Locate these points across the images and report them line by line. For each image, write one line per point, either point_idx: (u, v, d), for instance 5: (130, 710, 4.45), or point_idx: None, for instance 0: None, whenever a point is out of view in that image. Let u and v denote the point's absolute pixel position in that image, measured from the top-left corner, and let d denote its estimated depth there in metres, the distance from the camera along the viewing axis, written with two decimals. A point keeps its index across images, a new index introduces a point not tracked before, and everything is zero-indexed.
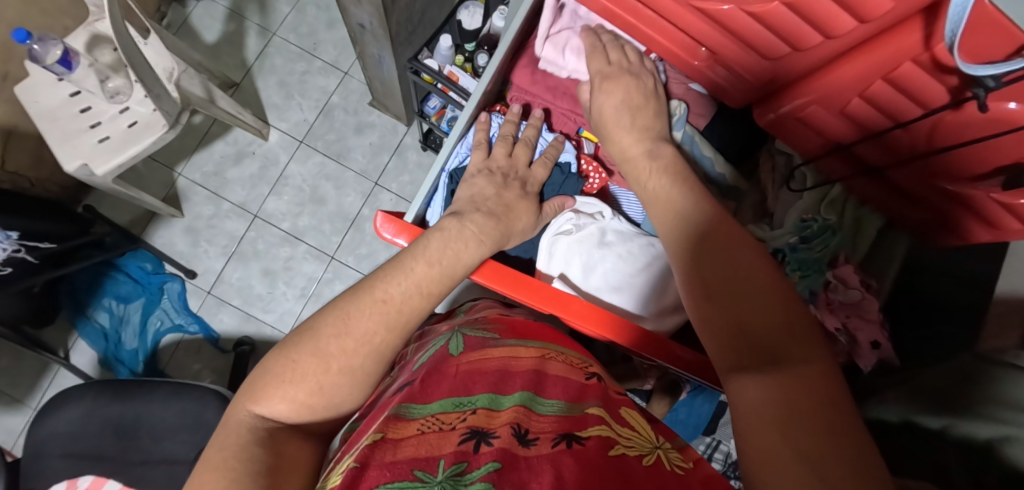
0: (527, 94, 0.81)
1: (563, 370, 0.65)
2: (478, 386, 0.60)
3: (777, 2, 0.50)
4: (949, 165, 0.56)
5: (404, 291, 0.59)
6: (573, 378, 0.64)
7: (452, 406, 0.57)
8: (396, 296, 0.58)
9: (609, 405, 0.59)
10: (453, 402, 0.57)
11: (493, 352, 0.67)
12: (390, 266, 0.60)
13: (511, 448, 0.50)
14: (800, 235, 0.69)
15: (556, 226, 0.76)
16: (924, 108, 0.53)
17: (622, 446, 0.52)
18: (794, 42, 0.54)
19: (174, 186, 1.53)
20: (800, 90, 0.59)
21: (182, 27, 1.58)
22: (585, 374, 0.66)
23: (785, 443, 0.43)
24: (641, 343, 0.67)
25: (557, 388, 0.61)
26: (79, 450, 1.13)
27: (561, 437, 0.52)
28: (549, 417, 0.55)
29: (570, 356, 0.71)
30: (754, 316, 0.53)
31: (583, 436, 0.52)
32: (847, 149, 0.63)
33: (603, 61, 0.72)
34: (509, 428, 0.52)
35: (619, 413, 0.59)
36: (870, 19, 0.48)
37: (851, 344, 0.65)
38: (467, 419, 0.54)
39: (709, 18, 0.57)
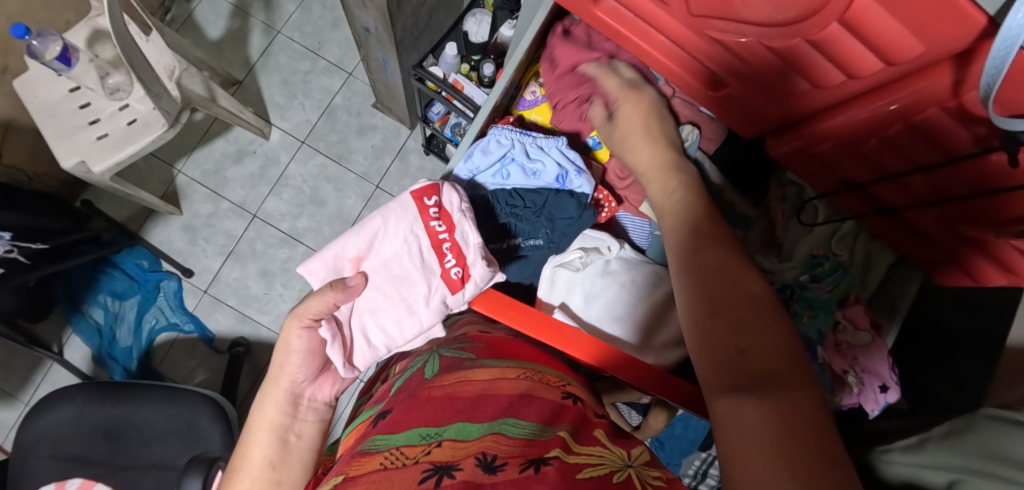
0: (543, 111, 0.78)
1: (539, 390, 0.63)
2: (447, 414, 0.59)
3: (800, 39, 0.49)
4: (970, 210, 0.54)
5: (266, 450, 0.69)
6: (548, 398, 0.63)
7: (419, 438, 0.56)
8: (264, 456, 0.69)
9: (579, 428, 0.58)
10: (419, 434, 0.57)
11: (469, 375, 0.64)
12: (250, 436, 0.71)
13: (474, 479, 0.49)
14: (810, 272, 0.68)
15: (562, 255, 0.75)
16: (948, 155, 0.51)
17: (588, 468, 0.51)
18: (815, 79, 0.53)
19: (174, 184, 1.52)
20: (815, 127, 0.58)
21: (186, 22, 1.56)
22: (560, 393, 0.65)
23: (784, 467, 0.42)
24: (620, 368, 0.65)
25: (532, 410, 0.60)
26: (70, 451, 1.12)
27: (528, 462, 0.51)
28: (514, 441, 0.55)
29: (548, 374, 0.68)
30: (744, 331, 0.53)
31: (549, 458, 0.51)
32: (863, 187, 0.61)
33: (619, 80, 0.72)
34: (473, 458, 0.52)
35: (589, 434, 0.58)
36: (898, 62, 0.47)
37: (859, 389, 0.64)
38: (430, 453, 0.53)
39: (728, 50, 0.56)
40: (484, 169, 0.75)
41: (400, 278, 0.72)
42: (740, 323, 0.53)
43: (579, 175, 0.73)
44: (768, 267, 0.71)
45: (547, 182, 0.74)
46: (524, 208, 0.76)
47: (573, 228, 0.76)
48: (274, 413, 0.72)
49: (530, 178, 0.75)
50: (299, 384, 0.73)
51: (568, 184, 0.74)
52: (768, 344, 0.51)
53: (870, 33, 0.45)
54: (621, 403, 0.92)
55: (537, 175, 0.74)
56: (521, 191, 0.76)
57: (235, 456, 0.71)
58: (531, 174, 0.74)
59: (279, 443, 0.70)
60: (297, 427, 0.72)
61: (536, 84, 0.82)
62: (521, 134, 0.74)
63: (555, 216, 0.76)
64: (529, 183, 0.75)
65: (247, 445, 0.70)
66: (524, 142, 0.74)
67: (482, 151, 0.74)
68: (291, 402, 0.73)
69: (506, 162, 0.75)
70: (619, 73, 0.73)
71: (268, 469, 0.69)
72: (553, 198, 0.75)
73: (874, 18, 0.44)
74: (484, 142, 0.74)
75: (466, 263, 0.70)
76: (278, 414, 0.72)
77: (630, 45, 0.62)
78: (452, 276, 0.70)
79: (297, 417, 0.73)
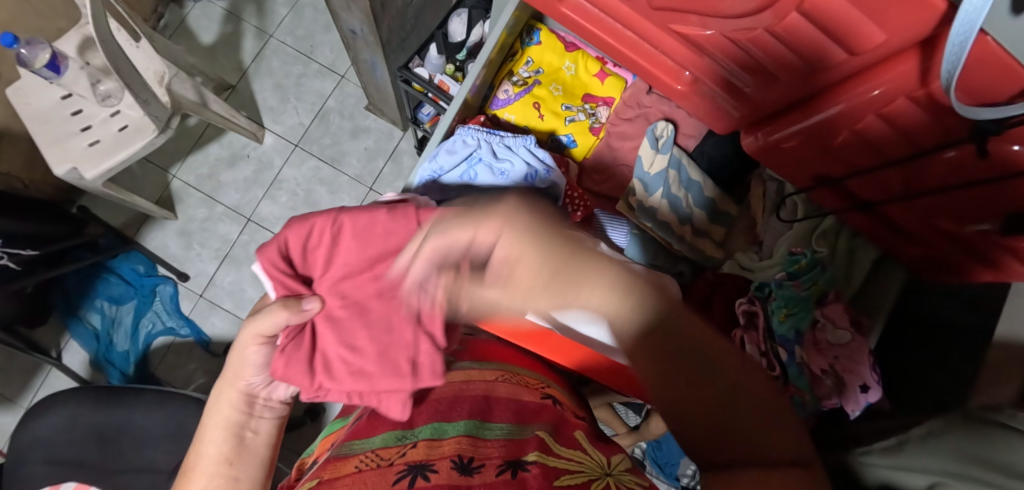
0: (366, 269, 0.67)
1: (518, 391, 0.65)
2: (425, 417, 0.61)
3: (761, 30, 0.48)
4: (947, 204, 0.52)
5: (220, 447, 0.65)
6: (529, 398, 0.65)
7: (395, 441, 0.58)
8: (219, 452, 0.65)
9: (559, 427, 0.60)
10: (396, 437, 0.59)
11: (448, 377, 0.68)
12: (203, 434, 0.66)
13: (449, 483, 0.50)
14: (788, 270, 0.68)
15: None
16: (924, 144, 0.49)
17: (567, 475, 0.51)
18: (781, 73, 0.52)
19: (169, 188, 1.52)
20: (786, 120, 0.56)
21: (179, 28, 1.57)
22: (541, 394, 0.66)
23: None
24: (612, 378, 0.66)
25: (507, 411, 0.62)
26: (64, 455, 1.12)
27: (507, 466, 0.52)
28: (493, 442, 0.56)
29: (526, 376, 0.70)
30: (738, 402, 0.41)
31: (528, 462, 0.52)
32: (838, 183, 0.59)
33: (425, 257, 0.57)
34: (449, 461, 0.53)
35: (567, 435, 0.59)
36: (861, 52, 0.45)
37: (838, 388, 0.62)
38: (404, 455, 0.55)
39: (691, 44, 0.55)
40: (452, 165, 0.73)
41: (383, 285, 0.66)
42: (723, 398, 0.41)
43: (548, 174, 0.73)
44: (748, 265, 0.73)
45: (516, 181, 0.74)
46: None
47: None
48: (230, 407, 0.67)
49: (498, 178, 0.74)
50: (256, 385, 0.69)
51: (537, 184, 0.74)
52: (749, 413, 0.41)
53: (830, 23, 0.44)
54: (617, 403, 0.90)
55: (505, 174, 0.74)
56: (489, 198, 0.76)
57: (187, 457, 0.66)
58: (499, 174, 0.74)
59: (236, 440, 0.66)
60: (254, 422, 0.68)
61: (508, 83, 0.83)
62: (488, 134, 0.76)
63: None
64: (496, 183, 0.74)
65: (198, 447, 0.65)
66: (491, 142, 0.75)
67: (449, 153, 0.73)
68: (245, 401, 0.68)
69: (474, 163, 0.74)
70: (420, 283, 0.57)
71: (223, 465, 0.64)
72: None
73: (833, 8, 0.42)
74: (451, 142, 0.74)
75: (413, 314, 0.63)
76: (234, 409, 0.67)
77: (597, 41, 0.61)
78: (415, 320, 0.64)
79: (254, 413, 0.69)
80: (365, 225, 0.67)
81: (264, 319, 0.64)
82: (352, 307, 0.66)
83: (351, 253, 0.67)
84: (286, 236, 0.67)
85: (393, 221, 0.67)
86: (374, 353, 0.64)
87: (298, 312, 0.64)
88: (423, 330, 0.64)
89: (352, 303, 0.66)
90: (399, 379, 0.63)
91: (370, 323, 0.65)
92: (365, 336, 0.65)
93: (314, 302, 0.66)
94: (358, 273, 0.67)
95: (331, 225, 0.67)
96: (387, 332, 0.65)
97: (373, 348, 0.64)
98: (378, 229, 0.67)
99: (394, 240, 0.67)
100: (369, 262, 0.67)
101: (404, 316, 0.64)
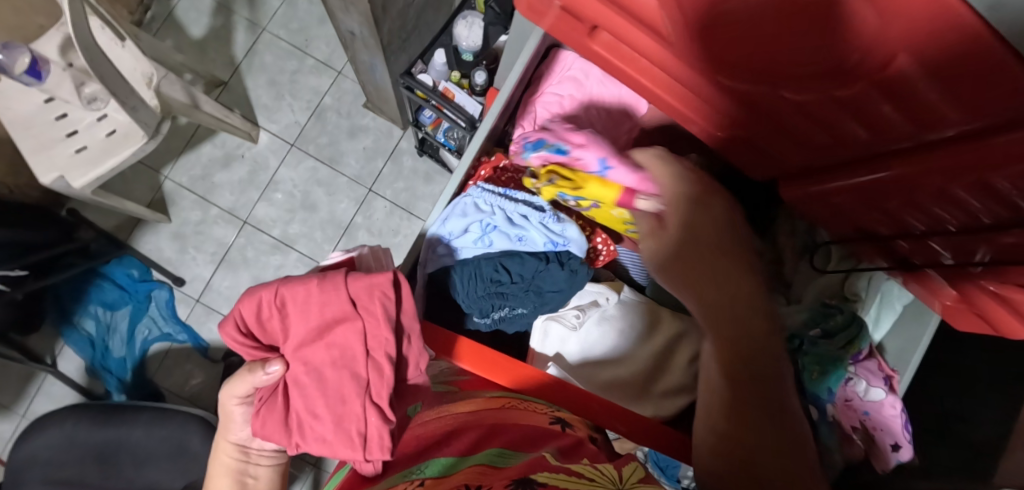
0: (314, 343, 0.59)
1: (525, 418, 0.60)
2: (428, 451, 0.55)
3: (823, 93, 0.43)
4: (1001, 275, 0.49)
5: None
6: (536, 424, 0.59)
7: (399, 479, 0.52)
8: None
9: (568, 451, 0.54)
10: (400, 475, 0.53)
11: (455, 408, 0.62)
12: (210, 479, 0.68)
13: None
14: (820, 325, 0.66)
15: (559, 311, 0.73)
16: (980, 221, 0.45)
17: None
18: (833, 131, 0.47)
19: (161, 190, 1.47)
20: (830, 179, 0.52)
21: (167, 21, 1.49)
22: (548, 419, 0.60)
23: None
24: (642, 434, 0.63)
25: (517, 438, 0.56)
26: (63, 475, 1.10)
27: (515, 483, 0.46)
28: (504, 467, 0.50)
29: (534, 401, 0.64)
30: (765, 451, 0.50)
31: (538, 481, 0.47)
32: (884, 240, 0.56)
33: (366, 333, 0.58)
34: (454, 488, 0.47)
35: (579, 456, 0.53)
36: (931, 125, 0.40)
37: (865, 444, 0.64)
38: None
39: (734, 97, 0.50)
40: (465, 235, 0.69)
41: (338, 332, 0.58)
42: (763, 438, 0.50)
43: (568, 245, 0.69)
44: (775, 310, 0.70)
45: (535, 251, 0.70)
46: (511, 283, 0.70)
47: (566, 290, 0.71)
48: (227, 459, 0.67)
49: (516, 243, 0.70)
50: (247, 436, 0.68)
51: (559, 249, 0.70)
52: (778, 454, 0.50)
53: (907, 96, 0.39)
54: None
55: (523, 242, 0.69)
56: (506, 264, 0.70)
57: None
58: (516, 240, 0.69)
59: (236, 486, 0.66)
60: (253, 468, 0.68)
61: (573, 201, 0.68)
62: (501, 198, 0.69)
63: (544, 288, 0.71)
64: (514, 250, 0.70)
65: None
66: (505, 209, 0.68)
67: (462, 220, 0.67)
68: (239, 452, 0.68)
69: (487, 229, 0.69)
70: (358, 364, 0.58)
71: None
72: (541, 270, 0.70)
73: (912, 80, 0.38)
74: (461, 204, 0.68)
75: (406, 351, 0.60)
76: (231, 459, 0.68)
77: (631, 80, 0.56)
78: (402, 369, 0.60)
79: (251, 459, 0.68)
80: (300, 298, 0.59)
81: (236, 382, 0.64)
82: (313, 374, 0.59)
83: (296, 325, 0.60)
84: (239, 310, 0.61)
85: (324, 292, 0.59)
86: (329, 421, 0.58)
87: (258, 377, 0.61)
88: (374, 399, 0.57)
89: (312, 369, 0.59)
90: (353, 449, 0.56)
91: (326, 393, 0.58)
92: (322, 404, 0.58)
93: (277, 365, 0.61)
94: (306, 345, 0.59)
95: (271, 298, 0.60)
96: (339, 402, 0.58)
97: (329, 417, 0.58)
98: (313, 303, 0.59)
99: (330, 311, 0.58)
100: (316, 334, 0.59)
101: (352, 386, 0.57)
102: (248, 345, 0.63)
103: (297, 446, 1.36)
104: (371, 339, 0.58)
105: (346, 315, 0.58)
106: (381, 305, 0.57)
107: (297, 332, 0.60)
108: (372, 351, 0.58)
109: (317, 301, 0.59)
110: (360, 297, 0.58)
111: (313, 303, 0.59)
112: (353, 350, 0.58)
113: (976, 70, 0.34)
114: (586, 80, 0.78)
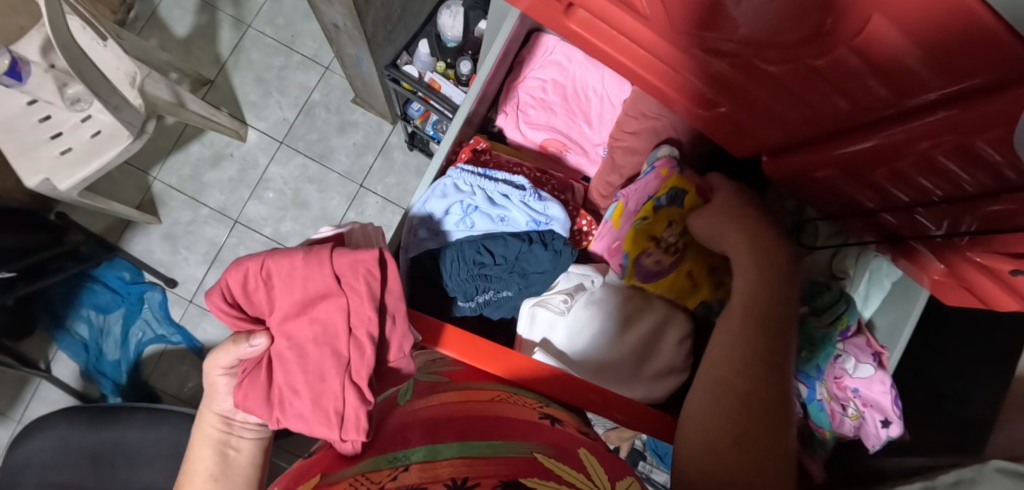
0: (298, 317, 0.58)
1: (514, 411, 0.59)
2: (417, 436, 0.55)
3: (801, 64, 0.42)
4: (987, 244, 0.48)
5: (207, 465, 0.64)
6: (526, 418, 0.59)
7: (386, 464, 0.52)
8: (205, 470, 0.64)
9: (560, 449, 0.54)
10: (388, 459, 0.53)
11: (441, 398, 0.61)
12: (192, 453, 0.66)
13: None
14: (809, 302, 0.66)
15: (545, 295, 0.72)
16: (963, 188, 0.45)
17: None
18: (812, 103, 0.46)
19: (150, 191, 1.46)
20: (813, 154, 0.51)
21: (151, 20, 1.48)
22: (538, 414, 0.60)
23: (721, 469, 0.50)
24: (635, 418, 0.63)
25: (506, 428, 0.56)
26: (57, 480, 1.09)
27: (504, 484, 0.47)
28: (497, 462, 0.50)
29: (524, 396, 0.63)
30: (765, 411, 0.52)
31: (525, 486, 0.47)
32: (869, 213, 0.56)
33: (350, 311, 0.57)
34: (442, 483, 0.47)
35: (572, 454, 0.54)
36: (909, 91, 0.40)
37: (859, 422, 0.64)
38: (396, 477, 0.49)
39: (713, 73, 0.49)
40: (445, 216, 0.71)
41: (324, 306, 0.57)
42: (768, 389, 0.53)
43: (550, 223, 0.71)
44: None
45: (516, 230, 0.72)
46: (494, 265, 0.72)
47: (550, 269, 0.72)
48: (209, 429, 0.65)
49: (498, 223, 0.72)
50: (231, 408, 0.66)
51: (541, 229, 0.72)
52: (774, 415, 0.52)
53: (885, 62, 0.38)
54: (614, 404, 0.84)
55: (505, 221, 0.71)
56: (489, 246, 0.71)
57: (179, 474, 0.66)
58: (498, 220, 0.72)
59: (218, 459, 0.64)
60: (236, 441, 0.66)
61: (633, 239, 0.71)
62: (482, 178, 0.70)
63: (527, 269, 0.72)
64: (496, 231, 0.72)
65: (188, 463, 0.65)
66: (485, 189, 0.70)
67: (443, 201, 0.70)
68: (223, 423, 0.66)
69: (468, 210, 0.71)
70: (339, 342, 0.57)
71: (209, 483, 0.63)
72: (524, 251, 0.72)
73: (887, 44, 0.37)
74: (442, 186, 0.71)
75: (392, 326, 0.59)
76: (214, 430, 0.66)
77: (610, 60, 0.55)
78: (385, 348, 0.60)
79: (234, 431, 0.66)
80: (285, 271, 0.58)
81: (220, 353, 0.62)
82: (296, 349, 0.58)
83: (282, 298, 0.59)
84: (226, 280, 0.59)
85: (308, 267, 0.57)
86: (308, 399, 0.57)
87: (242, 349, 0.59)
88: (353, 379, 0.57)
89: (295, 344, 0.58)
90: (330, 429, 0.56)
91: (307, 369, 0.58)
92: (302, 381, 0.58)
93: (261, 338, 0.59)
94: (291, 318, 0.58)
95: (258, 269, 0.59)
96: (319, 379, 0.57)
97: (309, 394, 0.58)
98: (298, 276, 0.58)
99: (314, 287, 0.57)
100: (299, 308, 0.58)
101: (333, 363, 0.57)
102: (233, 315, 0.61)
103: (295, 444, 1.35)
104: (355, 317, 0.57)
105: (330, 291, 0.57)
106: (366, 284, 0.56)
107: (280, 305, 0.59)
108: (355, 329, 0.57)
109: (302, 272, 0.58)
110: (347, 273, 0.57)
111: (299, 275, 0.58)
112: (337, 327, 0.57)
113: (952, 29, 0.34)
114: (569, 65, 0.81)
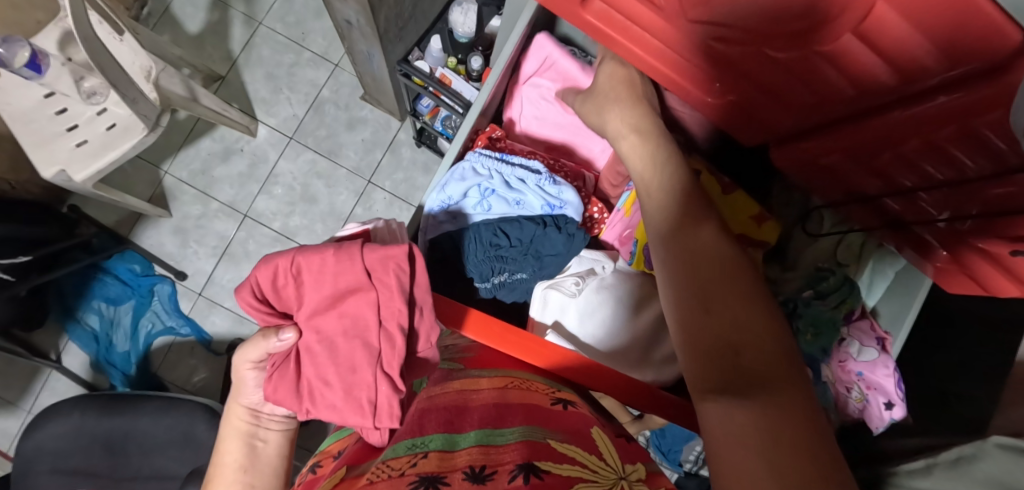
0: (325, 313, 0.60)
1: (525, 397, 0.61)
2: (434, 426, 0.57)
3: (809, 52, 0.44)
4: (989, 228, 0.50)
5: (237, 456, 0.65)
6: (539, 404, 0.60)
7: (405, 450, 0.54)
8: (234, 461, 0.65)
9: (574, 433, 0.55)
10: (408, 445, 0.54)
11: (456, 385, 0.64)
12: (220, 444, 0.67)
13: None
14: (814, 288, 0.69)
15: (557, 278, 0.74)
16: (965, 171, 0.47)
17: (583, 482, 0.48)
18: (820, 91, 0.48)
19: (161, 186, 1.48)
20: (820, 140, 0.53)
21: (163, 17, 1.50)
22: (549, 399, 0.61)
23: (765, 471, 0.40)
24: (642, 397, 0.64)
25: (519, 416, 0.58)
26: (74, 466, 1.12)
27: (520, 470, 0.48)
28: (513, 448, 0.52)
29: (536, 382, 0.65)
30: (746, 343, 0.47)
31: (543, 471, 0.48)
32: (872, 200, 0.57)
33: (381, 305, 0.59)
34: (460, 472, 0.49)
35: (586, 437, 0.55)
36: (913, 76, 0.42)
37: (863, 405, 0.67)
38: (416, 464, 0.51)
39: (725, 63, 0.51)
40: (462, 201, 0.73)
41: (352, 301, 0.59)
42: (730, 316, 0.49)
43: (564, 207, 0.72)
44: (772, 277, 0.73)
45: (532, 214, 0.73)
46: (509, 247, 0.74)
47: (565, 251, 0.74)
48: (237, 421, 0.67)
49: (514, 207, 0.73)
50: (259, 400, 0.68)
51: (556, 213, 0.73)
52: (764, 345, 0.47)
53: (891, 48, 0.40)
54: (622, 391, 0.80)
55: (520, 205, 0.73)
56: (504, 228, 0.73)
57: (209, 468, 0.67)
58: (514, 204, 0.73)
59: (247, 450, 0.66)
60: (263, 432, 0.68)
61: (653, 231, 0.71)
62: (498, 162, 0.72)
63: (542, 252, 0.74)
64: (512, 214, 0.73)
65: (216, 456, 0.66)
66: (502, 173, 0.72)
67: (460, 185, 0.71)
68: (251, 415, 0.68)
69: (485, 193, 0.72)
70: (371, 336, 0.59)
71: (240, 475, 0.65)
72: (539, 234, 0.73)
73: (893, 32, 0.39)
74: (460, 170, 0.72)
75: (419, 320, 0.61)
76: (242, 422, 0.67)
77: (624, 51, 0.57)
78: (411, 340, 0.61)
79: (262, 423, 0.68)
80: (315, 267, 0.60)
81: (249, 347, 0.63)
82: (326, 343, 0.60)
83: (311, 294, 0.60)
84: (256, 276, 0.61)
85: (339, 261, 0.59)
86: (340, 389, 0.59)
87: (272, 343, 0.60)
88: (385, 370, 0.58)
89: (324, 339, 0.60)
90: (363, 417, 0.58)
91: (338, 361, 0.59)
92: (333, 372, 0.59)
93: (291, 332, 0.61)
94: (320, 313, 0.60)
95: (288, 265, 0.60)
96: (350, 370, 0.59)
97: (339, 385, 0.59)
98: (329, 272, 0.59)
99: (344, 281, 0.59)
100: (329, 302, 0.60)
101: (365, 355, 0.59)
102: (262, 311, 0.62)
103: (302, 436, 1.37)
104: (386, 310, 0.59)
105: (361, 285, 0.59)
106: (396, 278, 0.58)
107: (307, 300, 0.60)
108: (384, 321, 0.59)
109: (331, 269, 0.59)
110: (376, 267, 0.59)
111: (328, 271, 0.59)
112: (366, 321, 0.59)
113: (955, 16, 0.36)
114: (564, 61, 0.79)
